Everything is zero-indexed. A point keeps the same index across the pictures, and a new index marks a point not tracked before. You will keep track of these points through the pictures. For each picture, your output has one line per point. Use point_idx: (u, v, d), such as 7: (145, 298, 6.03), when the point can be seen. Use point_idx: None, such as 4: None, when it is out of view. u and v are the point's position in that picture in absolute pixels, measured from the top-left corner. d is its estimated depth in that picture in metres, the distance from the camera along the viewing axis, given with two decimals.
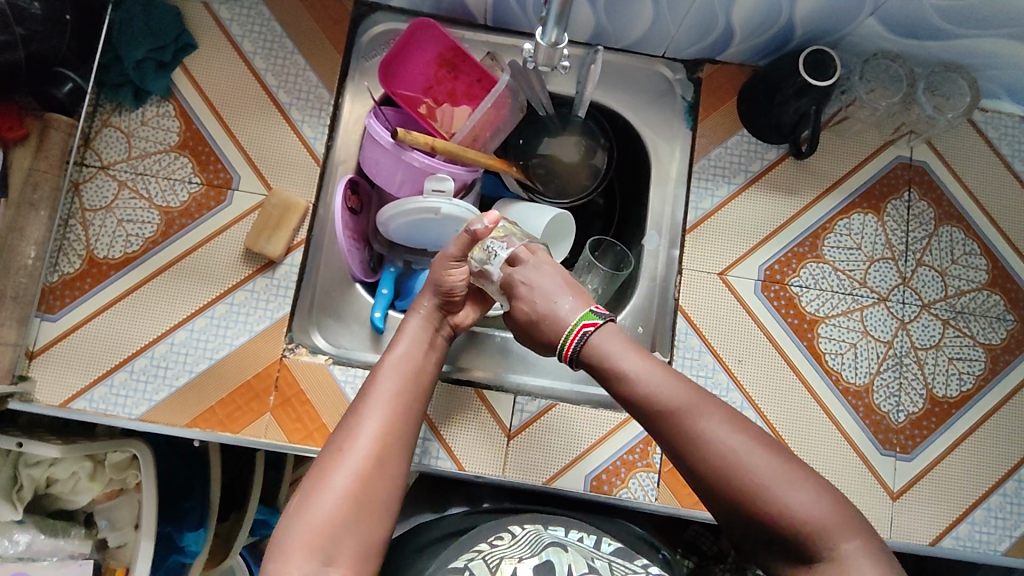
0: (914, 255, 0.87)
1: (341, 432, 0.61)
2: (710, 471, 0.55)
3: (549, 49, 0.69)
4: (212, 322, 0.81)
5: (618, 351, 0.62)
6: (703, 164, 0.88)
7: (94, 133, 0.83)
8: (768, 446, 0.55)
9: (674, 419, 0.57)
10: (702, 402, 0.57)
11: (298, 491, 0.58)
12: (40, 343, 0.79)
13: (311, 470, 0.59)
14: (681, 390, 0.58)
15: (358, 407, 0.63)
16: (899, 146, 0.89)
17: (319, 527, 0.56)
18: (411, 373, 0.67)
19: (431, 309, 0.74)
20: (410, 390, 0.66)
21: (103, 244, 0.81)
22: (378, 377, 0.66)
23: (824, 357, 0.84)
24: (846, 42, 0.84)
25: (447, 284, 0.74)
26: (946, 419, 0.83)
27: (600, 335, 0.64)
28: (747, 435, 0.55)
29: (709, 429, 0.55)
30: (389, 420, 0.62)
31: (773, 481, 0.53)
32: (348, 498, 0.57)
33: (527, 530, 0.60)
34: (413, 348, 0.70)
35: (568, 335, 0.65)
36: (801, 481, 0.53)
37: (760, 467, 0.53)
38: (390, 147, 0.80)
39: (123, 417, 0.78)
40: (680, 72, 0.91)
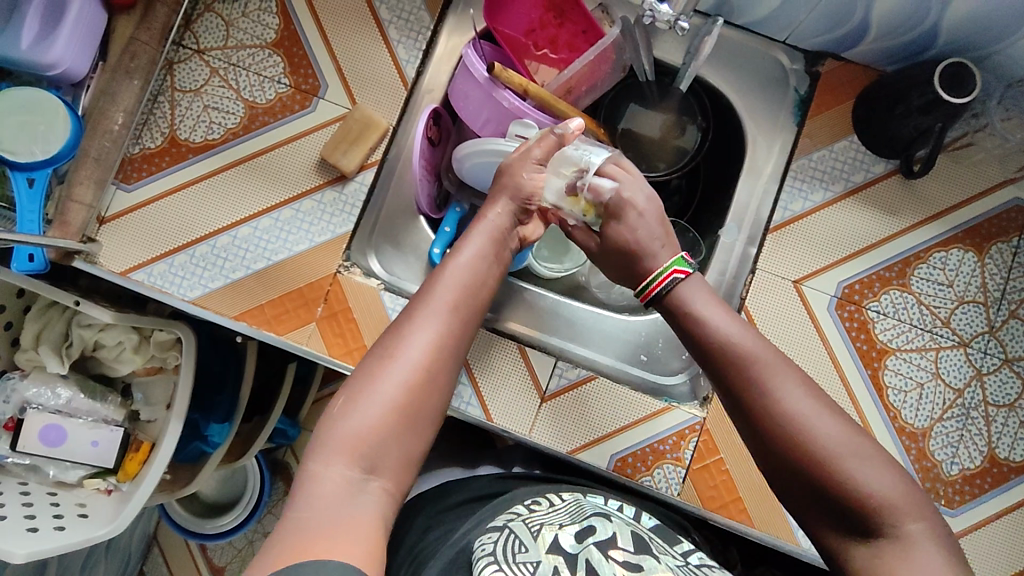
0: (1008, 305, 0.80)
1: (388, 338, 0.61)
2: (777, 431, 0.54)
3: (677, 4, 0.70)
4: (276, 224, 0.81)
5: (700, 298, 0.62)
6: (803, 164, 0.82)
7: (196, 16, 0.83)
8: (841, 416, 0.55)
9: (749, 372, 0.57)
10: (780, 361, 0.57)
11: (345, 393, 0.58)
12: (112, 211, 0.80)
13: (360, 371, 0.59)
14: (761, 346, 0.58)
15: (410, 314, 0.63)
16: (1019, 187, 0.81)
17: (364, 431, 0.55)
18: (466, 289, 0.65)
19: (501, 219, 0.72)
20: (466, 306, 0.65)
21: (186, 127, 0.82)
22: (434, 288, 0.64)
23: (886, 391, 0.79)
24: (991, 62, 0.76)
25: (528, 190, 0.72)
26: (1002, 482, 0.78)
27: (685, 285, 0.63)
28: (821, 401, 0.55)
29: (783, 389, 0.55)
30: (440, 332, 0.62)
31: (843, 449, 0.52)
32: (395, 406, 0.57)
33: (566, 500, 0.64)
34: (474, 264, 0.68)
35: (655, 276, 0.64)
36: (872, 454, 0.53)
37: (831, 435, 0.53)
38: (482, 81, 0.77)
39: (177, 297, 0.80)
40: (798, 62, 0.85)
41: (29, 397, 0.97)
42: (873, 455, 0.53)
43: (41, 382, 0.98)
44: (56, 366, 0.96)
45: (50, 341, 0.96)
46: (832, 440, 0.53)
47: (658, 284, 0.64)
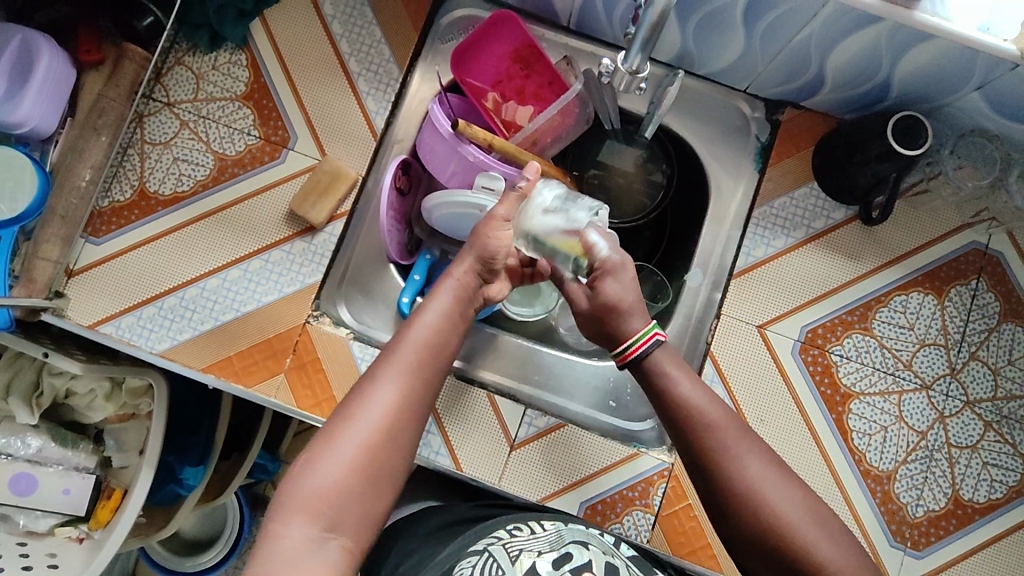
0: (968, 348, 0.82)
1: (351, 399, 0.62)
2: (739, 497, 0.61)
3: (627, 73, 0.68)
4: (245, 275, 0.82)
5: (674, 367, 0.68)
6: (765, 211, 0.84)
7: (166, 69, 0.84)
8: (795, 483, 0.62)
9: (717, 442, 0.64)
10: (742, 431, 0.65)
11: (308, 452, 0.59)
12: (80, 264, 0.81)
13: (322, 430, 0.60)
14: (726, 418, 0.65)
15: (372, 375, 0.64)
16: (976, 231, 0.83)
17: (322, 491, 0.56)
18: (428, 351, 0.66)
19: (467, 278, 0.72)
20: (429, 364, 0.66)
21: (156, 179, 0.83)
22: (397, 350, 0.65)
23: (850, 435, 0.80)
24: (943, 112, 0.78)
25: (492, 251, 0.72)
26: (967, 523, 0.79)
27: (662, 351, 0.68)
28: (777, 469, 0.63)
29: (745, 459, 0.63)
30: (403, 393, 0.63)
31: (797, 516, 0.60)
32: (353, 468, 0.58)
33: (549, 530, 0.63)
34: (438, 324, 0.68)
35: (637, 338, 0.68)
36: (821, 518, 0.61)
37: (786, 502, 0.60)
38: (448, 136, 0.78)
39: (145, 349, 0.80)
40: (759, 110, 0.86)
41: None
42: (822, 518, 0.61)
43: (10, 431, 0.97)
44: (25, 416, 0.95)
45: (20, 390, 0.95)
46: (789, 508, 0.60)
47: (639, 346, 0.68)
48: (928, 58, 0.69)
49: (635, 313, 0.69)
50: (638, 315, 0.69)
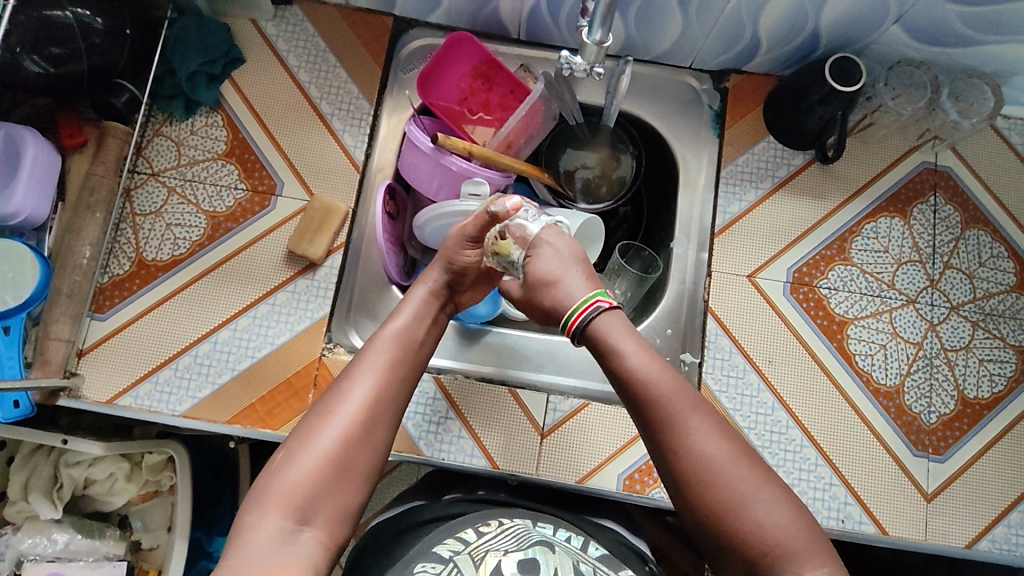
0: (941, 258, 0.88)
1: (330, 393, 0.63)
2: (690, 473, 0.59)
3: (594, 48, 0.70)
4: (254, 322, 0.83)
5: (624, 335, 0.66)
6: (731, 169, 0.90)
7: (146, 142, 0.87)
8: (748, 462, 0.59)
9: (668, 414, 0.61)
10: (697, 404, 0.61)
11: (286, 446, 0.59)
12: (89, 341, 0.82)
13: (303, 424, 0.61)
14: (678, 391, 0.62)
15: (350, 371, 0.65)
16: (923, 152, 0.90)
17: (297, 482, 0.56)
18: (403, 349, 0.68)
19: (439, 280, 0.77)
20: (404, 363, 0.67)
21: (152, 247, 0.85)
22: (372, 347, 0.67)
23: (854, 358, 0.84)
24: (871, 50, 0.85)
25: (460, 264, 0.77)
26: (979, 419, 0.84)
27: (606, 316, 0.68)
28: (731, 448, 0.59)
29: (697, 433, 0.60)
30: (380, 390, 0.63)
31: (748, 494, 0.57)
32: (328, 458, 0.58)
33: (515, 523, 0.61)
34: (410, 325, 0.70)
35: (577, 310, 0.70)
36: (774, 495, 0.57)
37: (737, 479, 0.57)
38: (429, 151, 0.82)
39: (167, 413, 0.81)
40: (706, 82, 0.93)
41: (24, 549, 0.95)
42: (776, 495, 0.57)
43: (34, 531, 0.95)
44: (49, 511, 0.93)
45: (40, 486, 0.93)
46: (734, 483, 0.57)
47: (579, 316, 0.69)
48: (848, 1, 0.76)
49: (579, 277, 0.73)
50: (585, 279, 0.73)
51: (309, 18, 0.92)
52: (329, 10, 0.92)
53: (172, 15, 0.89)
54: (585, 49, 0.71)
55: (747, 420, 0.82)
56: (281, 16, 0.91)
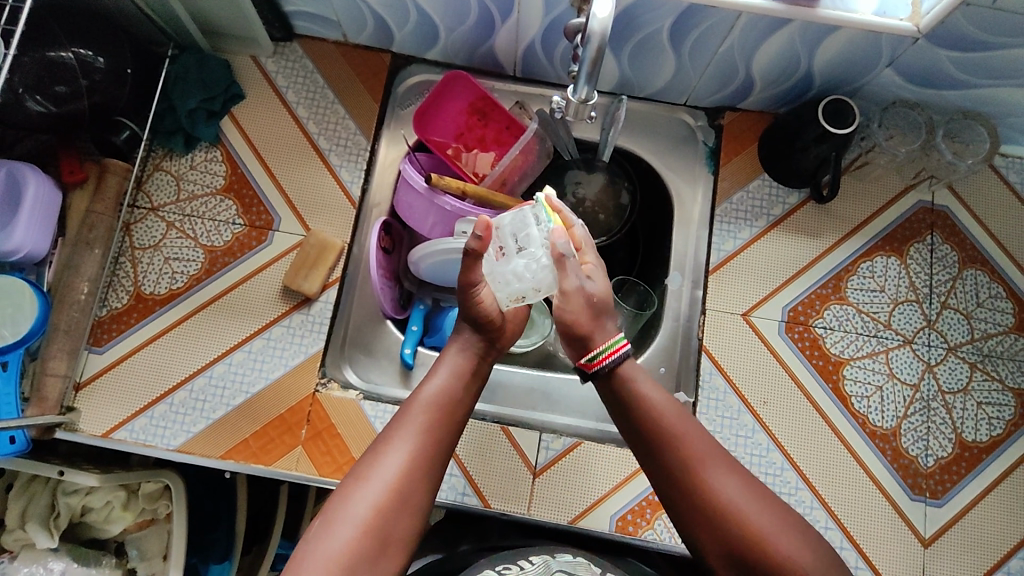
0: (938, 298, 0.87)
1: (365, 460, 0.63)
2: (714, 513, 0.62)
3: (578, 104, 0.66)
4: (249, 357, 0.84)
5: (641, 380, 0.70)
6: (725, 208, 0.90)
7: (147, 177, 0.88)
8: (766, 500, 0.63)
9: (690, 455, 0.65)
10: (714, 448, 0.66)
11: (322, 516, 0.59)
12: (87, 375, 0.83)
13: (337, 491, 0.61)
14: (692, 426, 0.67)
15: (386, 436, 0.64)
16: (920, 191, 0.90)
17: (336, 552, 0.56)
18: (439, 410, 0.67)
19: (471, 344, 0.73)
20: (441, 428, 0.66)
21: (150, 281, 0.86)
22: (407, 411, 0.66)
23: (850, 400, 0.84)
24: (865, 91, 0.85)
25: (484, 314, 0.73)
26: (976, 463, 0.83)
27: (631, 362, 0.71)
28: (748, 485, 0.64)
29: (718, 474, 0.64)
30: (415, 454, 0.63)
31: (769, 529, 0.60)
32: (365, 528, 0.58)
33: (535, 564, 0.61)
34: (447, 385, 0.69)
35: (606, 348, 0.71)
36: (797, 532, 0.61)
37: (760, 515, 0.61)
38: (424, 190, 0.84)
39: (162, 448, 0.81)
40: (702, 119, 0.94)
41: None
42: (799, 530, 0.61)
43: (30, 559, 0.95)
44: (45, 540, 0.93)
45: (36, 515, 0.93)
46: (759, 518, 0.61)
47: (607, 356, 0.71)
48: (841, 45, 0.76)
49: (599, 272, 0.76)
50: (603, 274, 0.76)
51: (308, 54, 0.93)
52: (328, 46, 0.94)
53: (174, 52, 0.90)
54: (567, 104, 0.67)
55: (740, 461, 0.81)
56: (281, 52, 0.93)
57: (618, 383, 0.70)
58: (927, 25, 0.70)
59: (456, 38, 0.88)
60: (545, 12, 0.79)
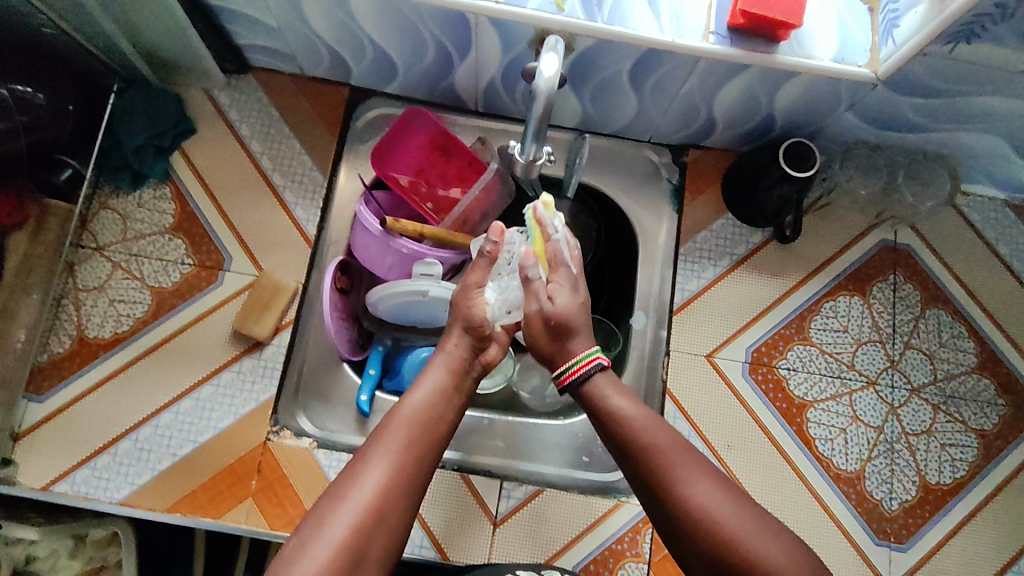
0: (901, 338, 0.87)
1: (342, 478, 0.59)
2: (687, 519, 0.57)
3: (526, 163, 0.67)
4: (197, 404, 0.81)
5: (615, 392, 0.67)
6: (689, 247, 0.89)
7: (91, 215, 0.85)
8: (745, 505, 0.58)
9: (660, 465, 0.61)
10: (688, 453, 0.62)
11: (296, 536, 0.55)
12: (26, 425, 0.79)
13: (312, 513, 0.57)
14: (664, 431, 0.63)
15: (364, 453, 0.61)
16: (882, 230, 0.89)
17: (311, 573, 0.52)
18: (420, 428, 0.64)
19: (456, 352, 0.72)
20: (421, 444, 0.63)
21: (94, 325, 0.82)
22: (388, 428, 0.63)
23: (813, 443, 0.83)
24: (827, 132, 0.84)
25: (477, 317, 0.73)
26: (940, 506, 0.82)
27: (603, 374, 0.69)
28: (723, 486, 0.59)
29: (690, 478, 0.59)
30: (395, 471, 0.60)
31: (744, 531, 0.56)
32: (341, 548, 0.54)
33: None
34: (429, 399, 0.67)
35: (578, 360, 0.70)
36: (774, 533, 0.56)
37: (731, 515, 0.57)
38: (379, 233, 0.81)
39: (104, 501, 0.78)
40: (666, 156, 0.92)
41: None
42: (776, 533, 0.56)
43: None
44: None
45: None
46: (732, 519, 0.56)
47: (579, 368, 0.69)
48: (802, 89, 0.75)
49: (564, 292, 0.73)
50: (571, 295, 0.73)
51: (263, 87, 0.90)
52: (284, 79, 0.91)
53: (121, 85, 0.87)
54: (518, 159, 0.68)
55: None
56: (235, 86, 0.90)
57: (590, 396, 0.68)
58: (886, 71, 0.69)
59: (415, 74, 0.86)
60: (503, 52, 0.77)
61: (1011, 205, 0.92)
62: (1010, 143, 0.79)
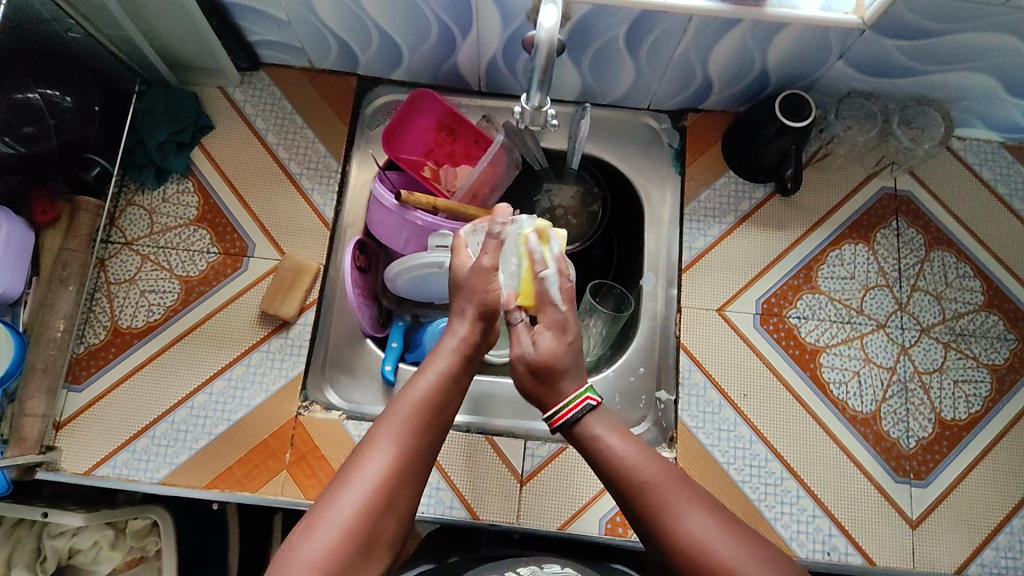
0: (908, 281, 0.89)
1: (348, 464, 0.61)
2: (682, 556, 0.58)
3: (533, 112, 0.70)
4: (229, 384, 0.84)
5: (610, 435, 0.68)
6: (694, 206, 0.91)
7: (119, 212, 0.89)
8: (739, 537, 0.59)
9: (653, 498, 0.62)
10: (684, 490, 0.62)
11: (301, 523, 0.57)
12: (67, 413, 0.82)
13: (318, 499, 0.59)
14: (658, 467, 0.64)
15: (371, 438, 0.63)
16: (882, 178, 0.92)
17: (315, 559, 0.55)
18: (426, 410, 0.65)
19: (469, 334, 0.73)
20: (425, 427, 0.64)
21: (127, 315, 0.86)
22: (394, 410, 0.65)
23: (829, 387, 0.85)
24: (820, 85, 0.87)
25: (491, 300, 0.74)
26: (958, 441, 0.83)
27: (594, 416, 0.70)
28: (721, 522, 0.60)
29: (687, 513, 0.60)
30: (400, 454, 0.61)
31: (739, 559, 0.57)
32: (347, 531, 0.56)
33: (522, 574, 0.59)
34: (436, 384, 0.67)
35: (566, 404, 0.71)
36: (771, 564, 0.57)
37: (727, 548, 0.57)
38: (394, 208, 0.85)
39: (146, 481, 0.80)
40: (666, 122, 0.96)
41: None
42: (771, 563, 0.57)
43: None
44: None
45: (24, 560, 0.88)
46: (727, 553, 0.57)
47: (571, 409, 0.70)
48: (793, 40, 0.78)
49: (549, 336, 0.74)
50: (556, 337, 0.74)
51: (275, 82, 0.95)
52: (295, 73, 0.95)
53: (141, 88, 0.91)
54: (520, 114, 0.70)
55: (724, 456, 0.82)
56: (248, 82, 0.94)
57: (584, 438, 0.69)
58: (871, 16, 0.73)
59: (420, 57, 0.90)
60: (503, 26, 0.80)
61: (1007, 146, 0.94)
62: (1001, 81, 0.81)
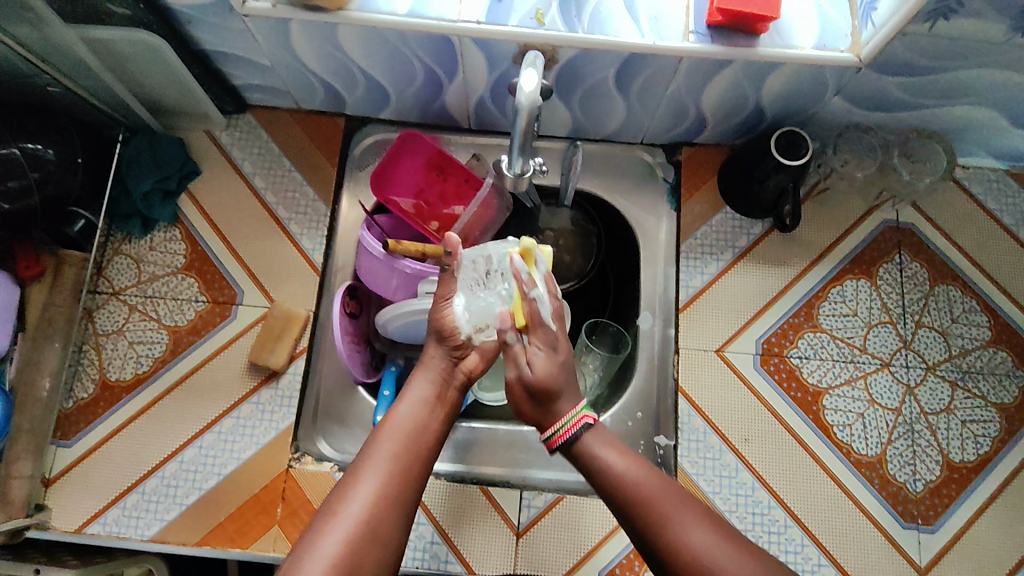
0: (912, 317, 0.86)
1: (334, 496, 0.61)
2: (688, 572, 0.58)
3: (515, 177, 0.70)
4: (219, 437, 0.83)
5: (606, 449, 0.67)
6: (690, 243, 0.89)
7: (106, 261, 0.88)
8: (742, 549, 0.59)
9: (653, 514, 0.61)
10: (682, 500, 0.62)
11: (290, 558, 0.57)
12: (55, 470, 0.81)
13: (306, 534, 0.59)
14: (654, 480, 0.64)
15: (355, 470, 0.63)
16: (883, 211, 0.90)
17: None
18: (412, 438, 0.65)
19: (435, 362, 0.73)
20: (411, 454, 0.64)
21: (115, 367, 0.85)
22: (378, 440, 0.65)
23: (832, 430, 0.83)
24: (817, 119, 0.85)
25: (446, 325, 0.74)
26: (967, 483, 0.81)
27: (591, 433, 0.68)
28: (723, 535, 0.60)
29: (687, 526, 0.60)
30: (387, 483, 0.61)
31: None
32: (336, 562, 0.56)
33: None
34: (418, 410, 0.68)
35: (565, 421, 0.68)
36: None
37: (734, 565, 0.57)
38: (382, 257, 0.84)
39: (136, 538, 0.79)
40: (660, 156, 0.93)
41: None
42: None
43: None
44: None
45: None
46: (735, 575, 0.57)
47: (568, 430, 0.68)
48: (787, 79, 0.76)
49: (542, 355, 0.72)
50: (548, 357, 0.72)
51: (261, 124, 0.93)
52: (281, 114, 0.94)
53: (125, 135, 0.90)
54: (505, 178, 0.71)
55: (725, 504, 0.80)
56: (234, 125, 0.93)
57: (581, 457, 0.67)
58: (868, 54, 0.70)
59: (406, 98, 0.88)
60: (489, 69, 0.78)
61: (1012, 173, 0.91)
62: (1003, 113, 0.79)
